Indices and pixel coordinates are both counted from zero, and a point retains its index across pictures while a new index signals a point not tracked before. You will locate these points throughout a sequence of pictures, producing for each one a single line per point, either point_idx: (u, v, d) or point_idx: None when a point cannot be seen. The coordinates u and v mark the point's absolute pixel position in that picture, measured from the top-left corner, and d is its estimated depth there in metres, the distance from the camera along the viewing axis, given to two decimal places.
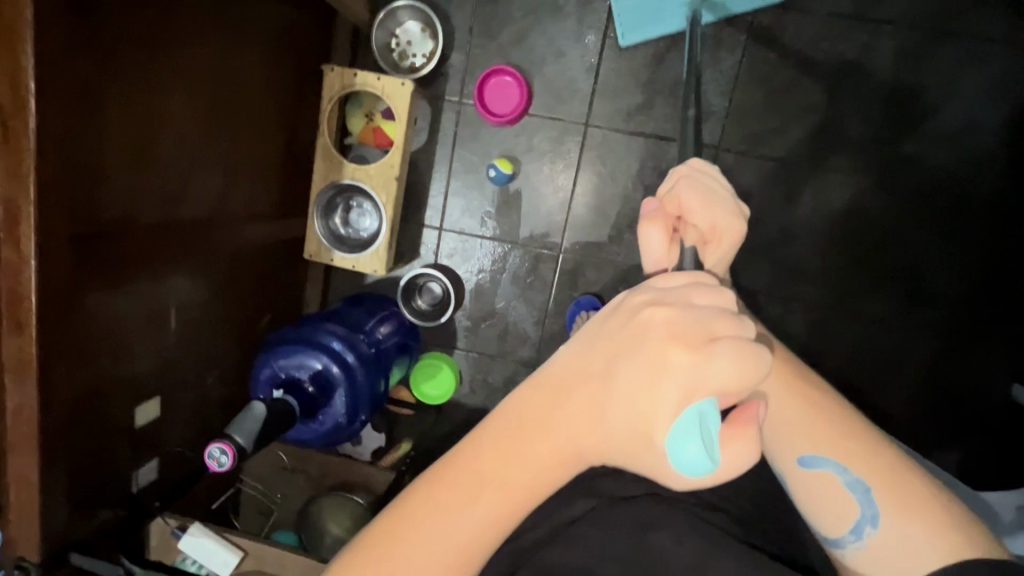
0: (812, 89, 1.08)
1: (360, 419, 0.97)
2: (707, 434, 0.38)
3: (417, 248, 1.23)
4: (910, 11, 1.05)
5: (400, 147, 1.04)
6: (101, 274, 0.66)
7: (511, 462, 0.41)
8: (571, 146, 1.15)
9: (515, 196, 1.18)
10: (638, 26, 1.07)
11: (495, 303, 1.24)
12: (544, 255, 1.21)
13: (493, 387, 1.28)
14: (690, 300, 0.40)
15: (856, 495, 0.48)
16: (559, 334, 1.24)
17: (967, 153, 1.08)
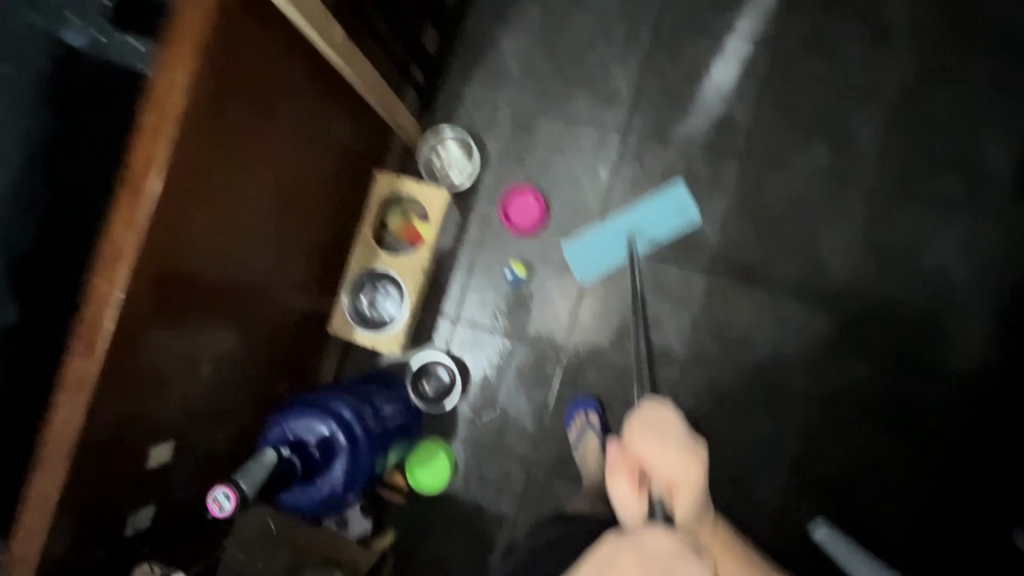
0: (796, 229, 1.23)
1: (353, 492, 0.99)
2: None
3: (432, 333, 1.32)
4: (878, 173, 1.23)
5: (430, 245, 1.21)
6: (163, 315, 0.76)
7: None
8: (580, 257, 1.29)
9: (527, 296, 1.30)
10: (591, 267, 1.28)
11: (498, 394, 1.30)
12: (549, 352, 1.29)
13: (487, 479, 1.29)
14: None
15: None
16: (557, 432, 1.28)
17: (940, 296, 1.19)
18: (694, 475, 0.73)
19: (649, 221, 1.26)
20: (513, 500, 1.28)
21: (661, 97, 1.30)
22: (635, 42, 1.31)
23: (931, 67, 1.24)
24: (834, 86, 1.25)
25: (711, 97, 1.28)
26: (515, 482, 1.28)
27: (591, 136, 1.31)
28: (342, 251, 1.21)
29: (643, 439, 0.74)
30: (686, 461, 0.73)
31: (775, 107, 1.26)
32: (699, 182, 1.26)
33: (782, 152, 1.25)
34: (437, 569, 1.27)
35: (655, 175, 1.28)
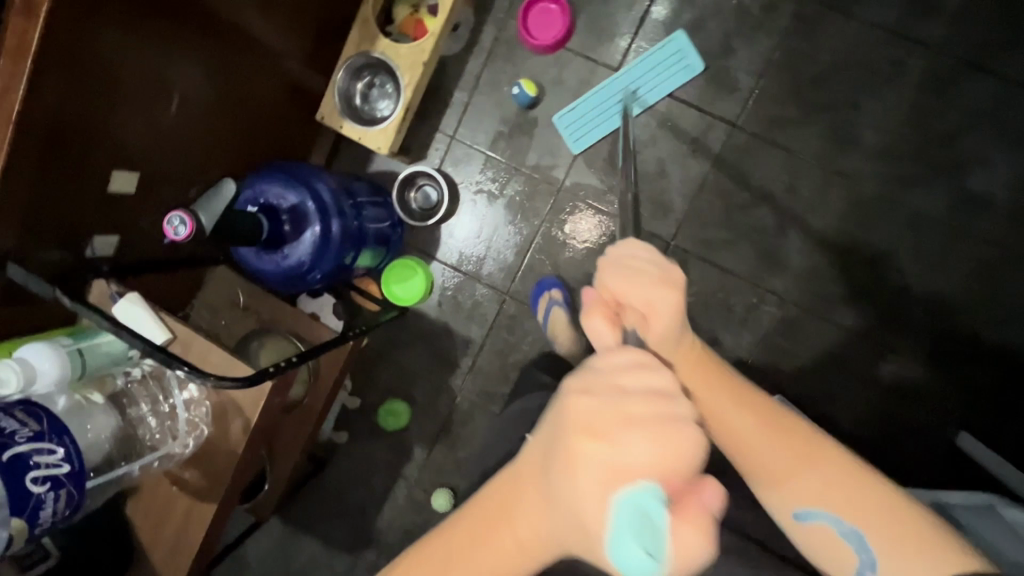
0: (839, 91, 1.11)
1: (318, 274, 0.97)
2: (648, 534, 0.41)
3: (425, 149, 1.25)
4: (949, 37, 1.07)
5: (436, 36, 1.08)
6: (121, 14, 0.69)
7: (475, 555, 0.56)
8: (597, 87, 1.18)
9: (531, 122, 1.21)
10: (589, 134, 1.18)
11: (486, 224, 1.26)
12: (543, 187, 1.23)
13: (462, 306, 1.29)
14: (618, 380, 0.48)
15: (853, 545, 0.58)
16: (537, 269, 1.25)
17: (974, 192, 1.10)
18: (676, 302, 0.60)
19: (643, 78, 1.14)
20: (482, 328, 1.29)
21: None
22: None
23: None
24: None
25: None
26: (487, 311, 1.29)
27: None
28: (339, 28, 1.09)
29: (622, 269, 0.61)
30: (670, 299, 0.60)
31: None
32: (746, 18, 1.11)
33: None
34: (402, 377, 1.33)
35: (699, 3, 1.13)
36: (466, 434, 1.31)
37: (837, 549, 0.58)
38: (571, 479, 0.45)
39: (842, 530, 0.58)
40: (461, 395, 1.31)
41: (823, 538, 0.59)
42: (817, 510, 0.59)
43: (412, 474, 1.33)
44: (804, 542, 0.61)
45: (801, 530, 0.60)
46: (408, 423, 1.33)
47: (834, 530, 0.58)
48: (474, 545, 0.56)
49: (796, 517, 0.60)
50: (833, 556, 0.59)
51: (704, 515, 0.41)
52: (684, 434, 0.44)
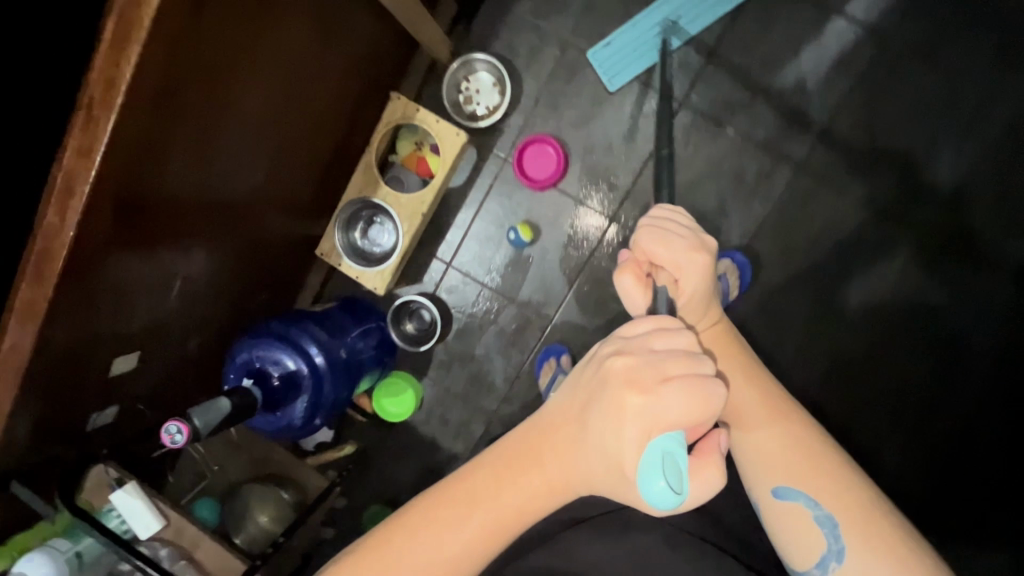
0: (827, 260, 1.13)
1: (314, 423, 1.01)
2: (673, 472, 0.56)
3: (421, 273, 1.26)
4: (932, 221, 1.11)
5: (436, 187, 1.12)
6: (125, 241, 0.71)
7: (506, 488, 0.63)
8: (592, 234, 1.23)
9: (526, 261, 1.24)
10: (624, 70, 1.18)
11: (476, 348, 1.27)
12: (534, 320, 1.25)
13: (447, 428, 1.28)
14: (654, 344, 0.59)
15: (825, 529, 0.65)
16: (525, 396, 1.26)
17: (958, 372, 1.12)
18: (702, 266, 0.70)
19: (688, 7, 1.13)
20: (466, 450, 1.28)
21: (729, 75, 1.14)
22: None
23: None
24: (922, 111, 1.11)
25: (789, 89, 1.12)
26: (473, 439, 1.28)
27: (638, 101, 1.20)
28: (344, 170, 1.12)
29: (656, 236, 0.70)
30: (697, 262, 0.70)
31: (854, 119, 1.12)
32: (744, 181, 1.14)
33: (843, 172, 1.12)
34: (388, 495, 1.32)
35: (698, 162, 1.15)
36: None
37: (808, 530, 0.65)
38: (616, 423, 0.58)
39: (816, 513, 0.65)
40: None
41: (795, 519, 0.66)
42: (799, 492, 0.66)
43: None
44: (779, 521, 0.68)
45: (777, 507, 0.67)
46: None
47: (810, 514, 0.65)
48: (505, 480, 0.63)
49: (772, 493, 0.68)
50: (802, 540, 0.66)
51: (714, 456, 0.58)
52: (711, 390, 0.57)
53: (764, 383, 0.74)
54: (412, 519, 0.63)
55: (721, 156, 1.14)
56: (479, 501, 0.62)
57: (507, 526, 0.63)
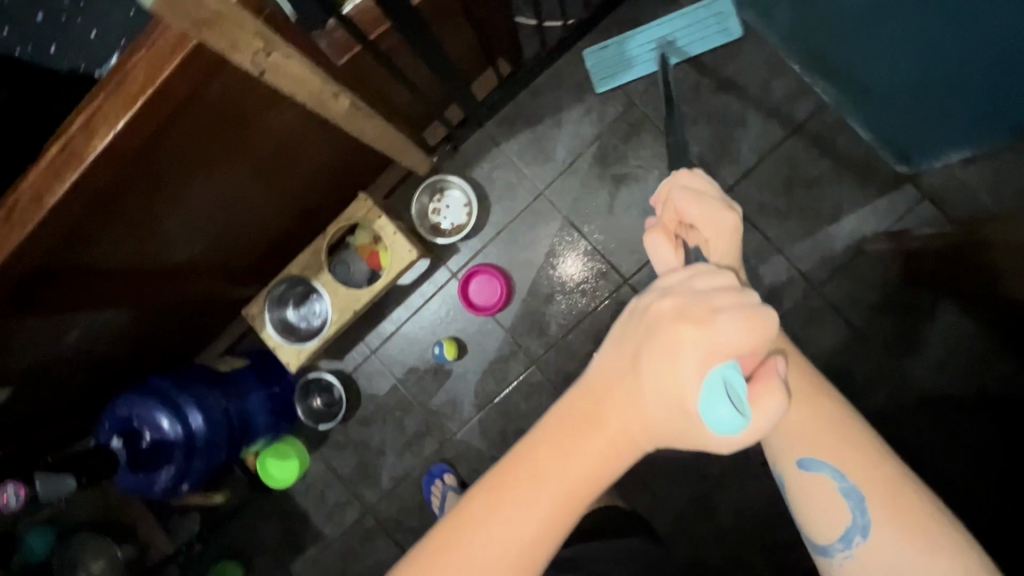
0: None
1: (180, 489, 0.99)
2: (736, 397, 0.48)
3: (344, 352, 1.28)
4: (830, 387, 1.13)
5: (374, 292, 1.12)
6: (24, 307, 0.72)
7: (577, 455, 0.50)
8: (513, 367, 1.24)
9: (445, 373, 1.26)
10: (614, 77, 1.17)
11: (372, 439, 1.29)
12: (436, 430, 1.27)
13: (322, 505, 1.32)
14: (694, 284, 0.51)
15: (850, 501, 0.57)
16: (409, 496, 1.29)
17: (763, 514, 1.18)
18: (733, 224, 0.63)
19: (687, 32, 1.14)
20: (336, 530, 1.32)
21: None
22: (702, 161, 1.16)
23: (967, 350, 1.09)
24: (856, 306, 1.12)
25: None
26: (347, 537, 1.31)
27: (589, 244, 1.21)
28: (292, 249, 1.15)
29: (686, 193, 0.64)
30: (727, 222, 0.62)
31: (788, 294, 1.14)
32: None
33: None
34: (242, 544, 1.34)
35: (614, 300, 1.20)
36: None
37: (833, 508, 0.58)
38: (676, 366, 0.48)
39: (842, 485, 0.57)
40: None
41: (818, 490, 0.58)
42: (825, 463, 0.58)
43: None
44: (801, 494, 0.59)
45: (800, 478, 0.59)
46: None
47: (834, 485, 0.58)
48: (570, 447, 0.50)
49: (798, 465, 0.59)
50: (826, 515, 0.58)
51: (775, 381, 0.50)
52: (769, 316, 0.49)
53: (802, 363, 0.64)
54: (479, 506, 0.50)
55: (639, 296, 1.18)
56: (544, 477, 0.50)
57: (583, 493, 0.50)
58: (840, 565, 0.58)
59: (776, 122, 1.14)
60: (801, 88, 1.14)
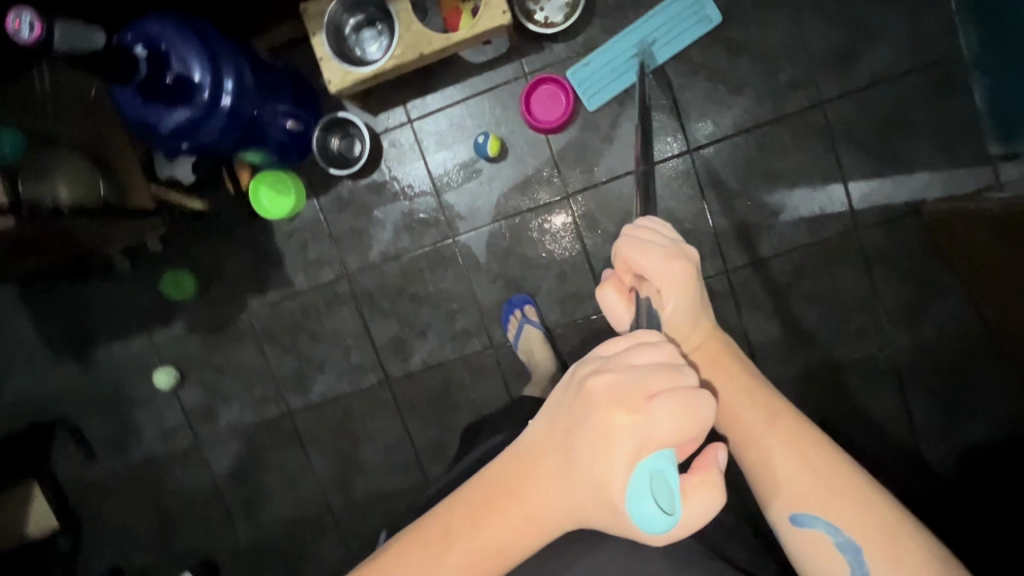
0: (727, 296, 1.17)
1: (179, 144, 0.92)
2: (664, 488, 0.49)
3: (382, 109, 1.20)
4: (824, 325, 1.16)
5: (449, 43, 1.02)
6: None
7: (497, 521, 0.54)
8: (544, 192, 1.20)
9: (474, 172, 1.21)
10: (604, 92, 1.15)
11: (376, 209, 1.24)
12: (442, 223, 1.23)
13: (302, 253, 1.27)
14: (631, 359, 0.53)
15: (846, 554, 0.56)
16: (390, 277, 1.26)
17: None
18: (684, 274, 0.66)
19: (662, 33, 1.12)
20: (307, 282, 1.28)
21: (769, 112, 1.13)
22: (816, 62, 1.11)
23: (959, 335, 1.14)
24: (884, 261, 1.14)
25: (798, 172, 1.14)
26: (314, 293, 1.28)
27: (671, 98, 1.15)
28: None
29: (637, 245, 0.67)
30: (678, 273, 0.66)
31: (831, 226, 1.14)
32: (701, 231, 1.16)
33: (785, 257, 1.15)
34: (206, 258, 1.29)
35: (670, 165, 1.16)
36: (223, 349, 1.33)
37: (831, 562, 0.56)
38: (604, 451, 0.50)
39: (837, 539, 0.56)
40: (249, 317, 1.31)
41: (813, 545, 0.57)
42: (817, 517, 0.57)
43: (157, 338, 1.35)
44: (796, 548, 0.59)
45: (793, 534, 0.59)
46: (185, 299, 1.31)
47: (829, 539, 0.56)
48: (487, 515, 0.54)
49: (789, 519, 0.59)
50: (825, 567, 0.57)
51: (710, 471, 0.51)
52: (703, 403, 0.50)
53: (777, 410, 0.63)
54: (408, 553, 0.55)
55: (696, 169, 1.15)
56: (458, 540, 0.54)
57: (501, 559, 0.55)
58: None
59: (907, 52, 1.09)
60: (949, 26, 1.08)
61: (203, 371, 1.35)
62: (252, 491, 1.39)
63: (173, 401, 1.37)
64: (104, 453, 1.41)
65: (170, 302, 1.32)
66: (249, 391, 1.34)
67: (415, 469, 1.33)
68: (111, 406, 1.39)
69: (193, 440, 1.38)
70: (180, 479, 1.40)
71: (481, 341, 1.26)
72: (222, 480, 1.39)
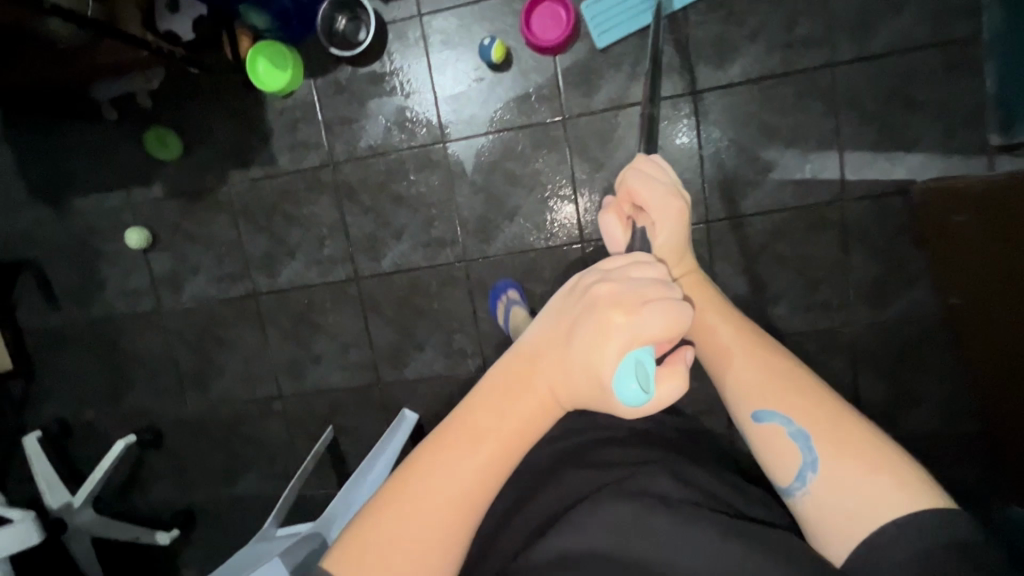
0: (702, 246, 1.18)
1: None
2: (645, 378, 0.50)
3: None
4: (790, 290, 1.18)
5: None
6: None
7: (494, 416, 0.52)
8: (541, 110, 1.18)
9: (476, 78, 1.19)
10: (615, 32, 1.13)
11: (372, 100, 1.22)
12: (435, 126, 1.21)
13: (290, 134, 1.26)
14: (630, 270, 0.54)
15: (799, 443, 0.54)
16: (374, 172, 1.25)
17: None
18: (679, 213, 0.69)
19: None
20: (290, 165, 1.27)
21: (778, 66, 1.11)
22: (835, 23, 1.09)
23: (921, 322, 1.15)
24: (861, 236, 1.14)
25: (795, 133, 1.13)
26: (296, 176, 1.27)
27: (685, 35, 1.13)
28: None
29: (641, 177, 0.68)
30: (675, 212, 0.69)
31: (817, 192, 1.14)
32: (689, 176, 1.16)
33: (766, 216, 1.16)
34: (194, 122, 1.28)
35: (670, 104, 1.15)
36: (198, 218, 1.33)
37: (787, 454, 0.55)
38: (601, 344, 0.50)
39: (791, 429, 0.55)
40: (228, 189, 1.30)
41: (769, 439, 0.56)
42: (776, 412, 0.56)
43: (134, 197, 1.34)
44: (756, 446, 0.57)
45: (751, 431, 0.57)
46: (166, 159, 1.30)
47: (784, 430, 0.55)
48: (501, 414, 0.52)
49: (752, 417, 0.57)
50: (782, 459, 0.55)
51: (680, 365, 0.51)
52: (691, 310, 0.52)
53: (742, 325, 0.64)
54: (423, 462, 0.50)
55: (695, 111, 1.15)
56: (470, 442, 0.51)
57: (512, 458, 0.52)
58: (798, 504, 0.54)
59: (928, 26, 1.07)
60: (976, 7, 1.05)
61: (175, 238, 1.34)
62: (206, 366, 1.40)
63: (140, 263, 1.37)
64: (65, 304, 1.42)
65: (152, 161, 1.31)
66: (217, 266, 1.34)
67: (369, 369, 1.34)
68: (79, 258, 1.39)
69: (156, 305, 1.39)
70: (137, 343, 1.41)
71: (454, 253, 1.26)
72: (179, 350, 1.40)
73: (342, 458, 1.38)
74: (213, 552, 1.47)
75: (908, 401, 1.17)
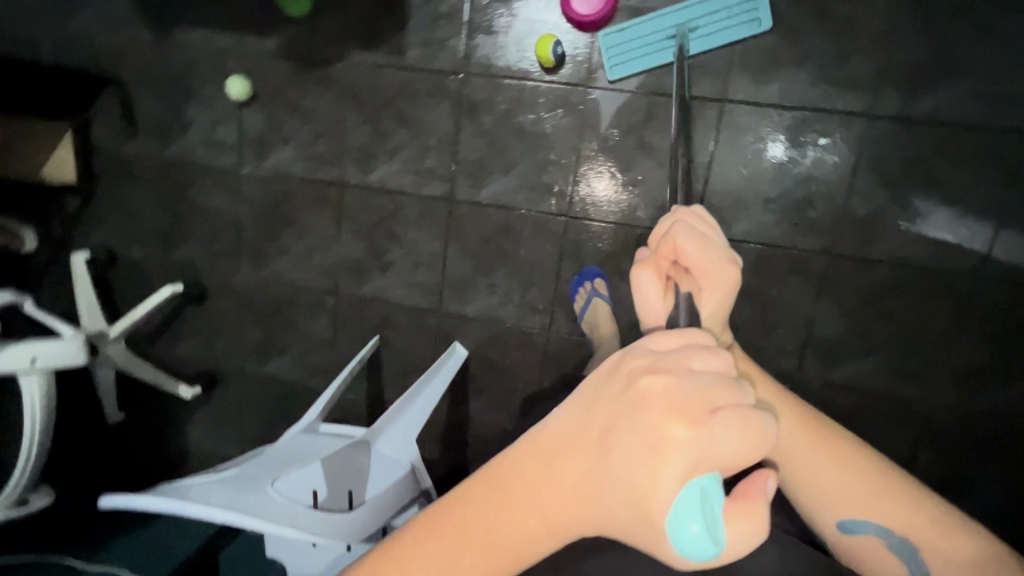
0: (815, 276, 1.12)
1: None
2: (709, 511, 0.45)
3: None
4: (886, 347, 1.13)
5: None
6: None
7: (511, 515, 0.51)
8: (701, 84, 1.09)
9: None
10: (630, 65, 1.09)
11: (525, 18, 1.13)
12: (584, 66, 1.12)
13: (428, 28, 1.16)
14: (686, 364, 0.49)
15: (902, 553, 0.60)
16: (503, 97, 1.16)
17: None
18: (730, 280, 0.60)
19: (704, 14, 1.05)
20: (418, 61, 1.18)
21: (968, 115, 1.02)
22: None
23: (1004, 416, 1.11)
24: (979, 316, 1.09)
25: (956, 192, 1.05)
26: (421, 74, 1.19)
27: (883, 52, 1.03)
28: None
29: (689, 234, 0.62)
30: (724, 278, 0.60)
31: (954, 259, 1.07)
32: (829, 202, 1.09)
33: (891, 266, 1.10)
34: None
35: (840, 119, 1.06)
36: (305, 88, 1.25)
37: (884, 562, 0.61)
38: (646, 459, 0.45)
39: (891, 541, 0.60)
40: (345, 67, 1.22)
41: (872, 551, 0.61)
42: (867, 525, 0.61)
43: (244, 44, 1.25)
44: (852, 553, 0.63)
45: (847, 541, 0.62)
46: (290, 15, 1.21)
47: (884, 543, 0.60)
48: (510, 503, 0.51)
49: (841, 529, 0.62)
50: (881, 565, 0.61)
51: (754, 501, 0.47)
52: (760, 423, 0.47)
53: (822, 429, 0.63)
54: (430, 539, 0.52)
55: (861, 135, 1.06)
56: (481, 528, 0.51)
57: (523, 551, 0.51)
58: None
59: None
60: None
61: (274, 100, 1.27)
62: (270, 240, 1.36)
63: (231, 115, 1.30)
64: (144, 133, 1.35)
65: (274, 13, 1.22)
66: (310, 143, 1.28)
67: (434, 293, 1.30)
68: (169, 91, 1.32)
69: (236, 163, 1.33)
70: (206, 195, 1.36)
71: (558, 204, 1.19)
72: (246, 216, 1.35)
73: (379, 369, 1.36)
74: (224, 419, 1.48)
75: (959, 487, 1.15)
